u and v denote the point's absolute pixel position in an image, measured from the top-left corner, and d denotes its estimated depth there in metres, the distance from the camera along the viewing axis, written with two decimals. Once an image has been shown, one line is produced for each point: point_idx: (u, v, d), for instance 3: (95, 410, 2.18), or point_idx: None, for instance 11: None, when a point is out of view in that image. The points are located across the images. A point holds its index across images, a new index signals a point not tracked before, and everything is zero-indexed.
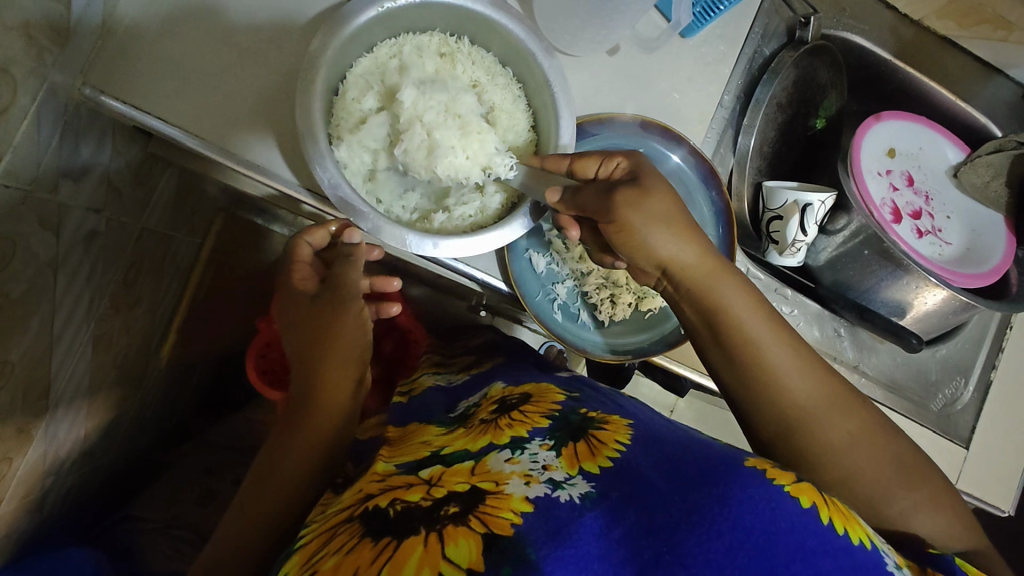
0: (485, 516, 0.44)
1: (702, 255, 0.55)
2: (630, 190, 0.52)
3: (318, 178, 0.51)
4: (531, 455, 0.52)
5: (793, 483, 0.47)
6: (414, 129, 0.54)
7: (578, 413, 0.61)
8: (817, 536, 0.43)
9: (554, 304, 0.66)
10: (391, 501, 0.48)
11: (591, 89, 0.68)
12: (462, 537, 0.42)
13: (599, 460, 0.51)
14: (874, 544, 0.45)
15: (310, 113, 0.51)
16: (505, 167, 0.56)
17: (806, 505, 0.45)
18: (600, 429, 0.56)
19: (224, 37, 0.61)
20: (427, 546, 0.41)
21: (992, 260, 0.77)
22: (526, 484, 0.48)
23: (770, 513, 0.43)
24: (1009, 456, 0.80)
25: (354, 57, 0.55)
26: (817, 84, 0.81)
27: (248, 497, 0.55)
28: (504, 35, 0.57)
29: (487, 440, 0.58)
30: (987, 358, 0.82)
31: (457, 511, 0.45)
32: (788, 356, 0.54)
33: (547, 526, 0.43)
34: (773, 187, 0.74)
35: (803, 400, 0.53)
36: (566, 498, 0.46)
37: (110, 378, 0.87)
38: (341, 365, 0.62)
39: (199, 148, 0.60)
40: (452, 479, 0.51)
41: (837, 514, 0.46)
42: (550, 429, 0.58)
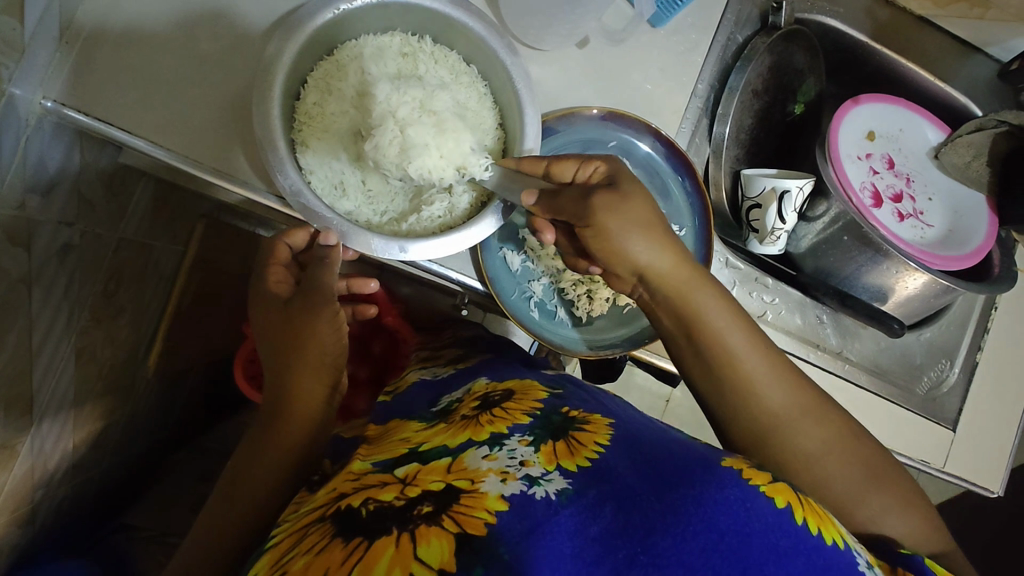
0: (459, 516, 0.43)
1: (677, 262, 0.56)
2: (607, 193, 0.53)
3: (278, 183, 0.50)
4: (509, 451, 0.52)
5: (767, 484, 0.47)
6: (386, 124, 0.52)
7: (559, 412, 0.61)
8: (789, 537, 0.44)
9: (531, 302, 0.66)
10: (364, 501, 0.48)
11: (560, 82, 0.67)
12: (434, 537, 0.41)
13: (577, 460, 0.50)
14: (847, 544, 0.46)
15: (269, 119, 0.50)
16: (480, 167, 0.55)
17: (780, 505, 0.46)
18: (581, 431, 0.55)
19: (185, 44, 0.60)
20: (398, 547, 0.41)
21: (973, 240, 0.77)
22: (502, 482, 0.47)
23: (744, 515, 0.43)
24: (996, 435, 0.80)
25: (314, 61, 0.55)
26: (794, 69, 0.81)
27: (220, 501, 0.56)
28: (466, 33, 0.56)
29: (466, 436, 0.57)
30: (973, 339, 0.81)
31: (430, 511, 0.44)
32: (762, 362, 0.54)
33: (522, 524, 0.42)
34: (751, 175, 0.73)
35: (776, 407, 0.53)
36: (542, 495, 0.45)
37: (96, 389, 0.87)
38: (314, 370, 0.61)
39: (165, 158, 0.59)
40: (427, 478, 0.50)
41: (811, 514, 0.46)
42: (530, 426, 0.57)
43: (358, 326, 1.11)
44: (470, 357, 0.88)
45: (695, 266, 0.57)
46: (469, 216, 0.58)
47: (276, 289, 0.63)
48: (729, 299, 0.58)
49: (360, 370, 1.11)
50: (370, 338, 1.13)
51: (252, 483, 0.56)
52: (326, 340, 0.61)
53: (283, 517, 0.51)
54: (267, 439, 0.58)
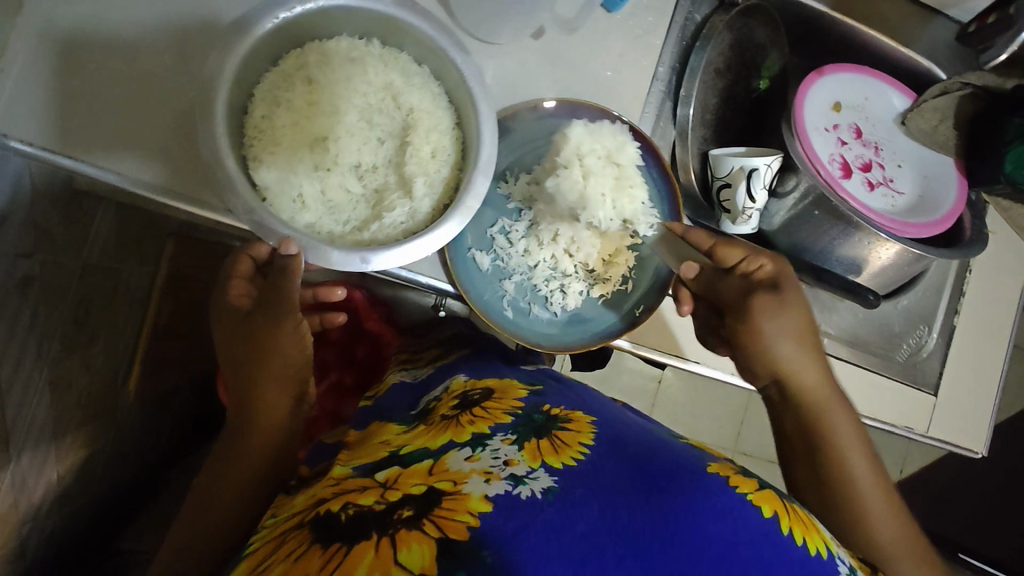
0: (441, 520, 0.42)
1: (821, 379, 0.63)
2: (767, 296, 0.61)
3: (230, 204, 0.49)
4: (493, 452, 0.51)
5: (754, 492, 0.48)
6: (572, 168, 0.62)
7: (541, 411, 0.60)
8: (777, 546, 0.45)
9: (504, 301, 0.65)
10: (344, 505, 0.47)
11: (517, 75, 0.66)
12: (416, 542, 0.41)
13: (562, 458, 0.50)
14: (830, 553, 0.47)
15: (213, 135, 0.48)
16: (646, 226, 0.66)
17: (767, 514, 0.47)
18: (565, 430, 0.55)
19: (127, 64, 0.58)
20: (378, 551, 0.41)
21: (943, 206, 0.76)
22: (486, 482, 0.46)
23: (733, 523, 0.44)
24: (975, 395, 0.82)
25: (259, 73, 0.54)
26: (755, 45, 0.80)
27: (191, 516, 0.57)
28: (413, 33, 0.55)
29: (447, 438, 0.56)
30: (949, 303, 0.82)
31: (410, 515, 0.43)
32: (875, 489, 0.60)
33: (506, 526, 0.42)
34: (718, 155, 0.72)
35: (883, 537, 0.58)
36: (528, 494, 0.45)
37: (78, 418, 0.86)
38: (277, 378, 0.60)
39: (117, 182, 0.58)
40: (408, 482, 0.49)
41: (796, 523, 0.48)
42: (512, 425, 0.56)
43: (340, 331, 1.11)
44: (450, 353, 0.88)
45: (834, 388, 0.64)
46: (431, 220, 0.56)
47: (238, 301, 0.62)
48: (857, 423, 0.64)
49: (346, 376, 1.10)
50: (354, 344, 1.12)
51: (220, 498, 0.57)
52: (289, 348, 0.60)
53: (261, 525, 0.51)
54: (234, 452, 0.59)
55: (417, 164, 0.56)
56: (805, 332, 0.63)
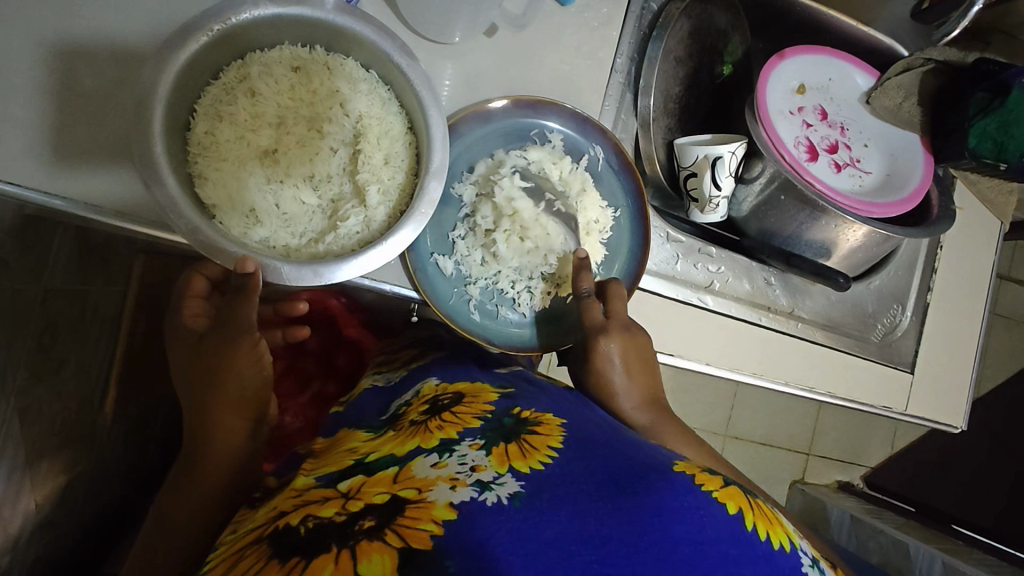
0: (404, 529, 0.41)
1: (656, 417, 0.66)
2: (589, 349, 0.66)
3: (175, 226, 0.47)
4: (460, 457, 0.50)
5: (720, 490, 0.48)
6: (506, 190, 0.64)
7: (511, 414, 0.59)
8: (742, 544, 0.44)
9: (470, 304, 0.64)
10: (303, 519, 0.46)
11: (471, 75, 0.65)
12: (377, 552, 0.39)
13: (530, 462, 0.49)
14: (793, 545, 0.47)
15: (151, 153, 0.47)
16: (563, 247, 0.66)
17: (732, 511, 0.46)
18: (534, 433, 0.54)
19: (64, 83, 0.57)
20: (338, 564, 0.39)
21: (911, 183, 0.76)
22: (452, 488, 0.45)
23: (698, 523, 0.44)
24: (949, 369, 0.82)
25: (199, 87, 0.52)
26: (716, 30, 0.79)
27: (158, 531, 0.59)
28: (355, 38, 0.53)
29: (415, 443, 0.55)
30: (922, 280, 0.81)
31: (372, 525, 0.42)
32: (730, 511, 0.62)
33: (471, 534, 0.40)
34: (683, 145, 0.71)
35: None
36: (493, 500, 0.44)
37: (53, 444, 0.85)
38: (236, 395, 0.61)
39: (63, 206, 0.56)
40: (372, 490, 0.47)
41: (760, 519, 0.48)
42: (481, 429, 0.55)
43: (318, 339, 1.10)
44: (424, 355, 0.87)
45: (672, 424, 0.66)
46: (387, 228, 0.56)
47: (191, 323, 0.63)
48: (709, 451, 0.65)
49: (329, 385, 1.09)
50: (334, 352, 1.10)
51: (183, 514, 0.59)
52: (245, 369, 0.61)
53: (220, 540, 0.50)
54: (193, 471, 0.61)
55: (370, 171, 0.56)
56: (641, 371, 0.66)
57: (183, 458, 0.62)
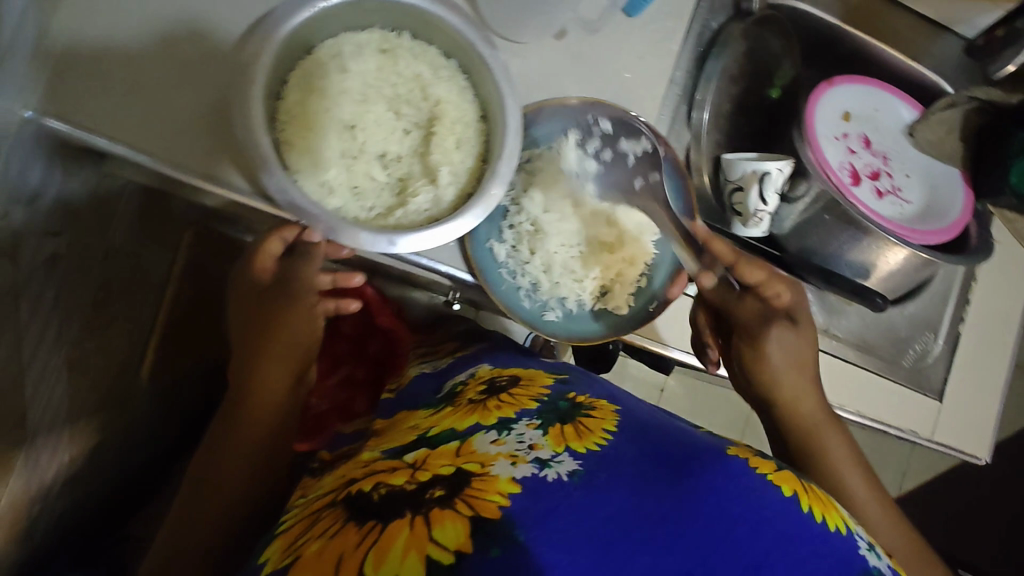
0: (472, 499, 0.43)
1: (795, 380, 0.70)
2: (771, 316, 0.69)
3: (265, 183, 0.50)
4: (518, 436, 0.51)
5: (774, 472, 0.50)
6: (555, 185, 0.69)
7: (566, 398, 0.61)
8: (798, 524, 0.45)
9: (520, 293, 0.66)
10: (375, 485, 0.49)
11: (540, 74, 0.68)
12: (449, 521, 0.41)
13: (587, 442, 0.51)
14: (849, 530, 0.48)
15: (248, 116, 0.50)
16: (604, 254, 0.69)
17: (787, 494, 0.48)
18: (589, 417, 0.56)
19: (165, 50, 0.60)
20: (413, 529, 0.41)
21: (950, 215, 0.79)
22: (512, 465, 0.47)
23: (753, 503, 0.45)
24: (980, 401, 0.83)
25: (293, 60, 0.55)
26: (771, 54, 0.82)
27: (205, 472, 0.60)
28: (443, 26, 0.57)
29: (474, 419, 0.57)
30: (955, 311, 0.83)
31: (442, 494, 0.44)
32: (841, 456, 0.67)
33: (536, 507, 0.42)
34: (731, 159, 0.74)
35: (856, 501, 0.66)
36: (553, 477, 0.45)
37: (90, 402, 0.87)
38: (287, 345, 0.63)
39: (150, 163, 0.59)
40: (437, 462, 0.49)
41: (816, 502, 0.49)
42: (536, 411, 0.57)
43: (354, 325, 1.12)
44: (468, 346, 0.90)
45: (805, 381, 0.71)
46: (455, 207, 0.58)
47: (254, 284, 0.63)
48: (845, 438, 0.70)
49: (358, 370, 1.12)
50: (367, 338, 1.13)
51: (235, 458, 0.61)
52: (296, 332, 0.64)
53: (292, 504, 0.54)
54: (235, 431, 0.61)
55: (443, 153, 0.58)
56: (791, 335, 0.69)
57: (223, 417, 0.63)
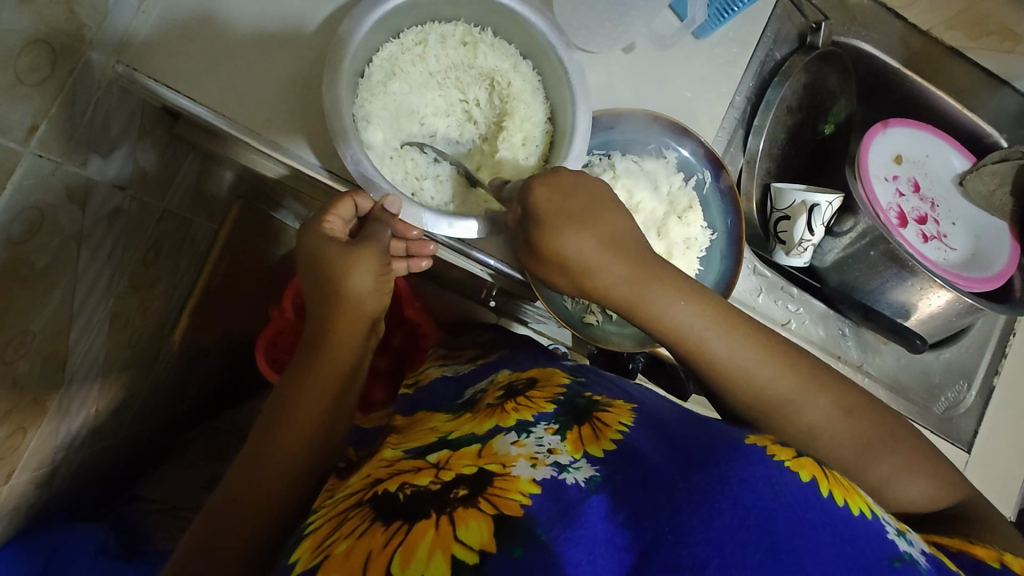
0: (495, 498, 0.43)
1: (633, 268, 0.53)
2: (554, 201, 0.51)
3: (341, 154, 0.52)
4: (538, 439, 0.51)
5: (792, 459, 0.46)
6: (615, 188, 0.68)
7: (583, 396, 0.60)
8: (816, 509, 0.42)
9: (564, 292, 0.68)
10: (401, 486, 0.48)
11: (607, 84, 0.70)
12: (473, 520, 0.41)
13: (603, 444, 0.50)
14: (875, 514, 0.44)
15: (336, 90, 0.53)
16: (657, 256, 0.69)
17: (805, 479, 0.44)
18: (604, 412, 0.55)
19: (255, 24, 0.63)
20: (438, 530, 0.41)
21: (996, 264, 0.79)
22: (532, 466, 0.47)
23: (769, 490, 0.42)
24: (1011, 458, 0.81)
25: (380, 43, 0.58)
26: (827, 90, 0.83)
27: (255, 449, 0.53)
28: (526, 27, 0.59)
29: (493, 423, 0.56)
30: (990, 363, 0.83)
31: (466, 494, 0.44)
32: (729, 342, 0.52)
33: (556, 506, 0.42)
34: (782, 187, 0.75)
35: (776, 394, 0.52)
36: (572, 481, 0.45)
37: (123, 358, 0.88)
38: (359, 316, 0.59)
39: (228, 128, 0.62)
40: (459, 462, 0.50)
41: (837, 486, 0.45)
42: (554, 413, 0.56)
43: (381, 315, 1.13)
44: (490, 354, 0.88)
45: (649, 268, 0.53)
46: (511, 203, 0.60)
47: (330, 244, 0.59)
48: (697, 294, 0.54)
49: (380, 360, 1.11)
50: (391, 330, 1.13)
51: (292, 435, 0.54)
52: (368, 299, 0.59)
53: (319, 504, 0.51)
54: (291, 408, 0.55)
55: (509, 148, 0.60)
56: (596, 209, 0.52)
57: (279, 393, 0.57)
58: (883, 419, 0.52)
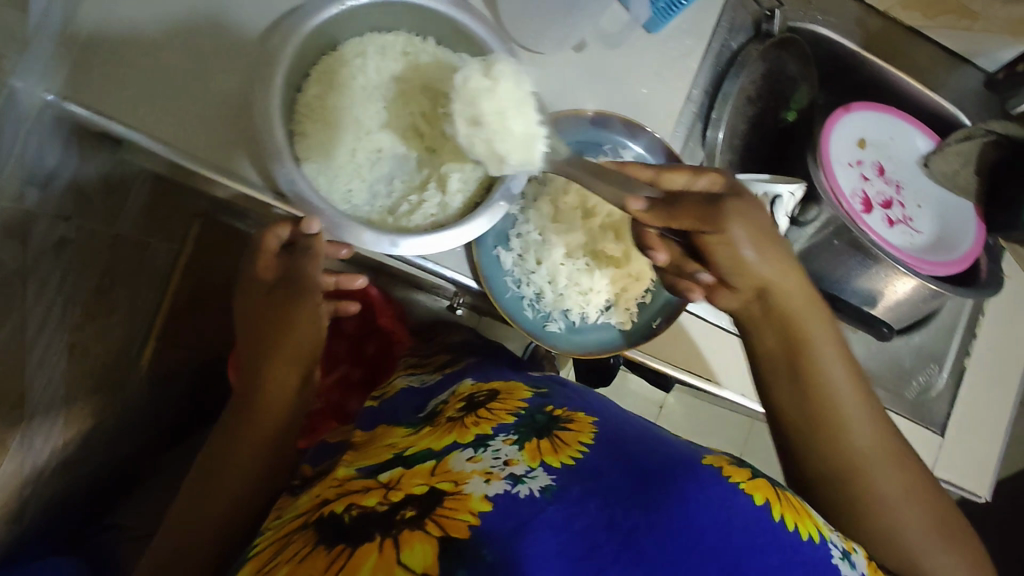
0: (443, 519, 0.41)
1: (800, 283, 0.59)
2: (734, 201, 0.54)
3: (275, 174, 0.51)
4: (494, 452, 0.49)
5: (747, 480, 0.46)
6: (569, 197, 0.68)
7: (544, 411, 0.58)
8: (767, 534, 0.43)
9: (524, 302, 0.66)
10: (347, 507, 0.47)
11: (557, 84, 0.68)
12: (418, 543, 0.40)
13: (562, 457, 0.49)
14: (822, 537, 0.46)
15: (268, 109, 0.51)
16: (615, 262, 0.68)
17: (759, 502, 0.45)
18: (565, 430, 0.53)
19: (187, 42, 0.61)
20: (381, 552, 0.40)
21: (961, 246, 0.78)
22: (486, 482, 0.45)
23: (725, 513, 0.43)
24: (988, 438, 0.81)
25: (315, 57, 0.57)
26: (787, 77, 0.82)
27: (207, 476, 0.57)
28: (468, 35, 0.57)
29: (452, 438, 0.54)
30: (962, 344, 0.83)
31: (413, 515, 0.43)
32: (847, 378, 0.57)
33: (508, 523, 0.41)
34: (744, 180, 0.74)
35: (868, 449, 0.55)
36: (526, 493, 0.44)
37: (87, 386, 0.86)
38: (292, 359, 0.61)
39: (164, 153, 0.60)
40: (410, 481, 0.48)
41: (788, 509, 0.46)
42: (513, 425, 0.55)
43: (354, 326, 1.12)
44: (458, 361, 0.86)
45: (807, 289, 0.59)
46: (461, 215, 0.58)
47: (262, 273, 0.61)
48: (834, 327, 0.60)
49: (354, 371, 1.11)
50: (364, 339, 1.12)
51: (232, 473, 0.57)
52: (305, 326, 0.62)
53: (265, 526, 0.51)
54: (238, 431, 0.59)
55: (455, 160, 0.58)
56: (772, 233, 0.57)
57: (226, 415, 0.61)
58: (949, 519, 0.54)
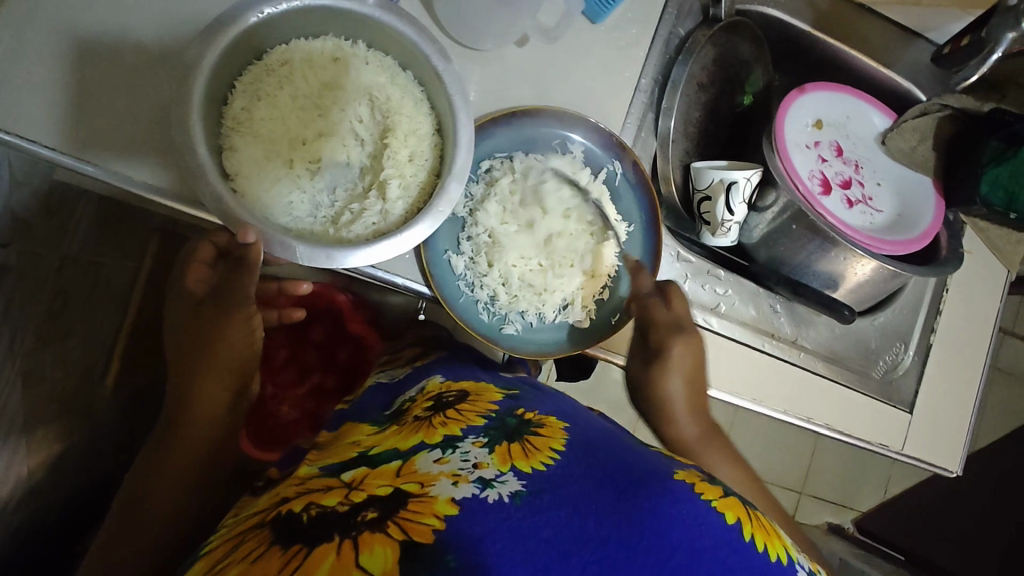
0: (405, 522, 0.40)
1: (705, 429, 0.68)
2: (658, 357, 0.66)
3: (200, 192, 0.49)
4: (462, 454, 0.48)
5: (718, 499, 0.47)
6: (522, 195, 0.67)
7: (515, 415, 0.57)
8: (738, 553, 0.43)
9: (479, 305, 0.65)
10: (306, 506, 0.45)
11: (500, 81, 0.67)
12: (378, 545, 0.38)
13: (532, 462, 0.47)
14: (790, 560, 0.45)
15: (188, 122, 0.49)
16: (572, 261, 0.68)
17: (730, 521, 0.45)
18: (536, 435, 0.52)
19: (110, 58, 0.59)
20: (339, 553, 0.38)
21: (921, 223, 0.78)
22: (453, 484, 0.43)
23: (696, 530, 0.43)
24: (955, 415, 0.81)
25: (241, 68, 0.55)
26: (740, 60, 0.81)
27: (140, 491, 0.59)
28: (397, 36, 0.56)
29: (418, 439, 0.53)
30: (926, 321, 0.82)
31: (374, 517, 0.41)
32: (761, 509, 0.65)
33: (474, 529, 0.39)
34: (698, 167, 0.72)
35: None
36: (494, 498, 0.42)
37: (49, 411, 0.83)
38: (221, 375, 0.63)
39: (94, 173, 0.58)
40: (375, 482, 0.46)
41: (759, 529, 0.46)
42: (484, 427, 0.53)
43: (323, 335, 1.10)
44: (430, 352, 0.84)
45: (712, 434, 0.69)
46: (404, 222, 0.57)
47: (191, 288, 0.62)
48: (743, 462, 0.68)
49: (328, 379, 1.10)
50: (336, 346, 1.10)
51: (162, 494, 0.59)
52: (235, 340, 0.62)
53: (221, 523, 0.50)
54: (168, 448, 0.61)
55: (394, 166, 0.57)
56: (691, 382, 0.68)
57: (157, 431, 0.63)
58: None
